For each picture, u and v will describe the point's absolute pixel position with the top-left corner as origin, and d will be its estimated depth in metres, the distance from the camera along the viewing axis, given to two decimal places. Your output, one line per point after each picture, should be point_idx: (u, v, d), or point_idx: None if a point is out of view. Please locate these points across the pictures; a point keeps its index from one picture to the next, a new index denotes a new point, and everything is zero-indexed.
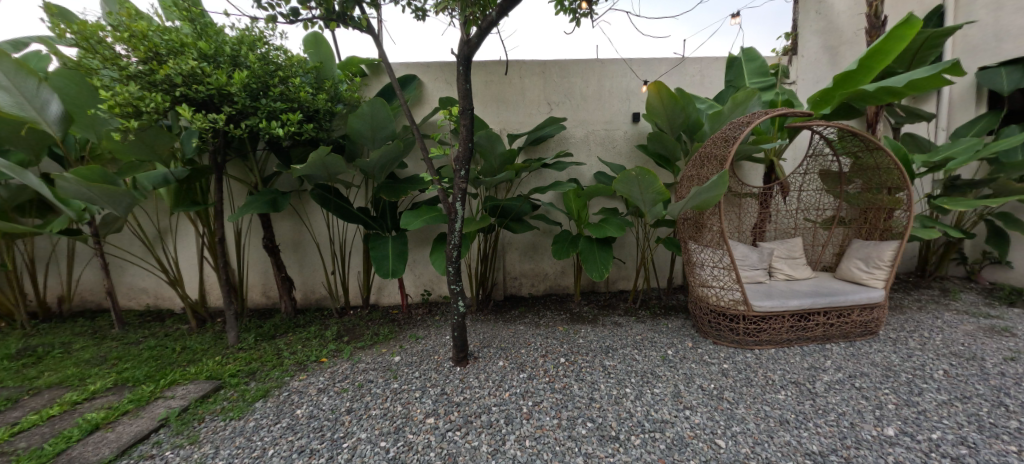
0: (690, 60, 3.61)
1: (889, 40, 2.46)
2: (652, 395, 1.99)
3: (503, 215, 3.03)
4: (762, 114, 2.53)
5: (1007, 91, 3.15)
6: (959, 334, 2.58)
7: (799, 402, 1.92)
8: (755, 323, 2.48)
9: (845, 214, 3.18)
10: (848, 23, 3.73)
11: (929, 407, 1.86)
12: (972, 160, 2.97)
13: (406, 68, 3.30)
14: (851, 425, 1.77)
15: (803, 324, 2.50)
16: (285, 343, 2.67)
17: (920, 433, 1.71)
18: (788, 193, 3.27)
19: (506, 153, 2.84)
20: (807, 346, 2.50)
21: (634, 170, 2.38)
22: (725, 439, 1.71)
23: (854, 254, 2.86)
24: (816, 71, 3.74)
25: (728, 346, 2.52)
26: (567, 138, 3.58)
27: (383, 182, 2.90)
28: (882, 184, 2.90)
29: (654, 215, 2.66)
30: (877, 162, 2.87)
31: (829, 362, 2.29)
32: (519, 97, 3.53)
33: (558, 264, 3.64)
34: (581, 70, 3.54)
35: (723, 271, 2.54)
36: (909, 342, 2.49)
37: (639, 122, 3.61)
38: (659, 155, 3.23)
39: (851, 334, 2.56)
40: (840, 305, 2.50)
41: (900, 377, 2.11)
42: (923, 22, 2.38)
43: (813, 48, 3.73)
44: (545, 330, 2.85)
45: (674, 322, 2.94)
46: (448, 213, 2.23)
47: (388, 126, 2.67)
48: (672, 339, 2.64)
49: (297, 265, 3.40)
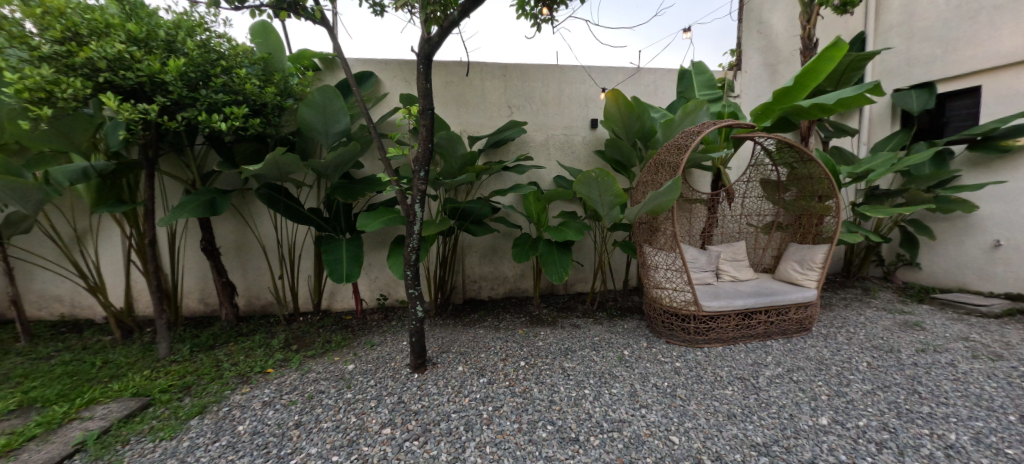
0: (645, 71, 3.76)
1: (820, 61, 2.67)
2: (610, 395, 2.03)
3: (463, 217, 3.01)
4: (711, 123, 2.67)
5: (916, 111, 3.53)
6: (879, 329, 2.85)
7: (744, 397, 2.02)
8: (704, 323, 2.59)
9: (783, 220, 3.42)
10: (785, 43, 4.04)
11: (857, 396, 2.02)
12: (890, 172, 3.29)
13: (362, 63, 3.19)
14: (791, 416, 1.87)
15: (747, 322, 2.65)
16: (225, 354, 2.48)
17: (849, 421, 1.84)
18: (733, 200, 3.48)
19: (467, 154, 2.81)
20: (750, 342, 2.66)
21: (594, 171, 2.44)
22: (679, 435, 1.75)
23: (791, 256, 3.09)
24: (758, 86, 4.01)
25: (679, 345, 2.63)
26: (527, 142, 3.60)
27: (338, 182, 2.79)
28: (814, 192, 3.13)
29: (612, 218, 2.72)
30: (811, 172, 3.10)
31: (770, 357, 2.44)
32: (480, 99, 3.51)
33: (517, 267, 3.66)
34: (541, 75, 3.59)
35: (676, 273, 2.64)
36: (837, 338, 2.72)
37: (597, 128, 3.70)
38: (616, 161, 3.35)
39: (788, 331, 2.75)
40: (780, 304, 2.68)
41: (831, 369, 2.29)
42: (849, 45, 2.61)
43: (755, 65, 4.00)
44: (504, 334, 2.83)
45: (630, 322, 3.04)
46: (407, 214, 2.13)
47: (342, 120, 2.56)
48: (628, 339, 2.72)
49: (240, 270, 3.18)
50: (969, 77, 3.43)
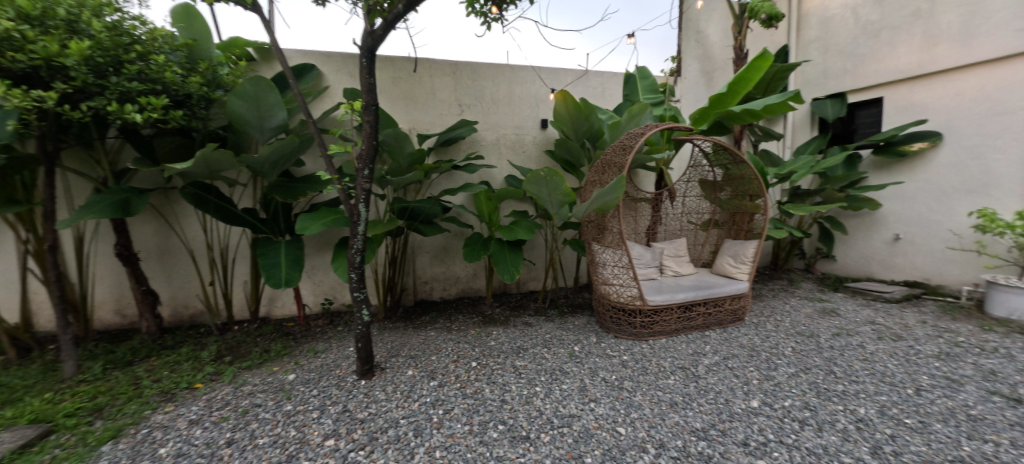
0: (593, 74, 3.87)
1: (749, 70, 2.87)
2: (560, 391, 2.06)
3: (412, 217, 2.94)
4: (654, 125, 2.79)
5: (830, 118, 3.91)
6: (802, 316, 3.11)
7: (685, 385, 2.13)
8: (649, 316, 2.71)
9: (719, 218, 3.64)
10: (720, 52, 4.31)
11: (783, 379, 2.19)
12: (809, 173, 3.61)
13: (302, 55, 3.02)
14: (726, 401, 1.98)
15: (687, 314, 2.80)
16: (146, 370, 2.26)
17: (776, 402, 1.97)
18: (674, 199, 3.68)
19: (416, 152, 2.75)
20: (691, 333, 2.82)
21: (542, 171, 2.48)
22: (625, 425, 1.80)
23: (726, 252, 3.30)
24: (697, 92, 4.25)
25: (627, 339, 2.73)
26: (478, 141, 3.58)
27: (276, 181, 2.63)
28: (746, 192, 3.34)
29: (562, 217, 2.76)
30: (742, 173, 3.30)
31: (708, 347, 2.60)
32: (430, 96, 3.44)
33: (470, 267, 3.63)
34: (492, 74, 3.58)
35: (622, 269, 2.73)
36: (767, 326, 2.94)
37: (548, 128, 3.76)
38: (566, 161, 3.43)
39: (724, 321, 2.93)
40: (717, 296, 2.85)
41: (762, 355, 2.48)
42: (774, 56, 2.82)
43: (694, 72, 4.23)
44: (456, 335, 2.80)
45: (580, 319, 3.11)
46: (350, 215, 2.03)
47: (278, 114, 2.41)
48: (579, 335, 2.79)
49: (164, 277, 2.90)
50: (874, 88, 3.85)
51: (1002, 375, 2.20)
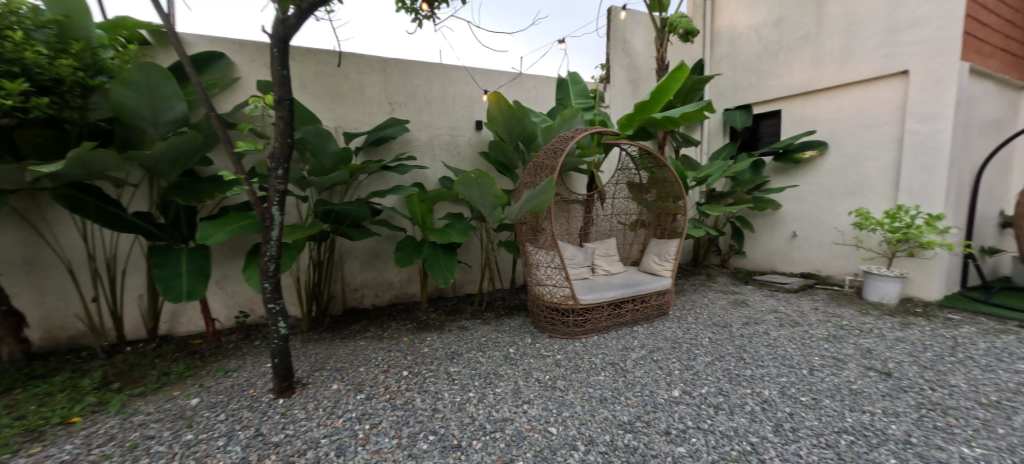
0: (526, 77, 3.92)
1: (668, 80, 3.06)
2: (494, 395, 2.04)
3: (338, 221, 2.78)
4: (583, 129, 2.88)
5: (739, 127, 4.30)
6: (718, 308, 3.38)
7: (614, 380, 2.21)
8: (581, 315, 2.78)
9: (645, 218, 3.85)
10: (644, 62, 4.57)
11: (700, 367, 2.35)
12: (722, 177, 3.94)
13: (209, 42, 2.73)
14: (651, 392, 2.07)
15: (617, 311, 2.91)
16: (3, 406, 1.89)
17: (695, 390, 2.10)
18: (605, 201, 3.83)
19: (340, 151, 2.61)
20: (621, 329, 2.94)
21: (473, 173, 2.46)
22: (557, 425, 1.82)
23: (651, 250, 3.49)
24: (624, 99, 4.47)
25: (561, 338, 2.78)
26: (410, 141, 3.46)
27: (177, 181, 2.35)
28: (669, 194, 3.52)
29: (496, 218, 2.75)
30: (665, 176, 3.49)
31: (636, 341, 2.72)
32: (358, 92, 3.27)
33: (403, 271, 3.51)
34: (424, 73, 3.49)
35: (555, 270, 2.79)
36: (688, 318, 3.15)
37: (482, 129, 3.74)
38: (500, 162, 3.43)
39: (650, 316, 3.10)
40: (643, 292, 3.00)
41: (683, 346, 2.65)
42: (690, 69, 3.03)
43: (621, 79, 4.44)
44: (387, 343, 2.68)
45: (516, 320, 3.12)
46: (263, 219, 1.85)
47: (177, 107, 2.16)
48: (514, 337, 2.79)
49: (31, 294, 2.46)
50: (775, 101, 4.31)
51: (876, 352, 2.54)
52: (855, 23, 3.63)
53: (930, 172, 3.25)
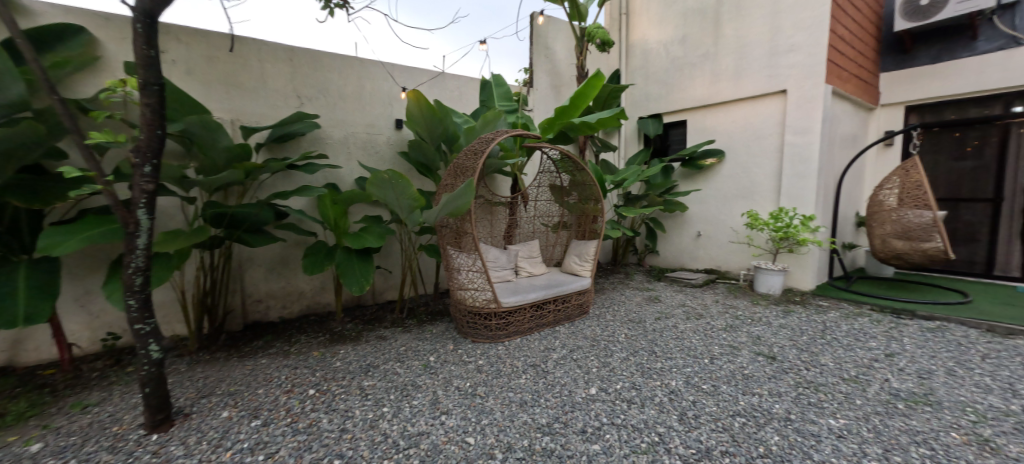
0: (449, 76, 3.84)
1: (586, 87, 3.17)
2: (410, 408, 1.94)
3: (233, 225, 2.49)
4: (504, 132, 2.88)
5: (652, 134, 4.60)
6: (634, 305, 3.58)
7: (535, 382, 2.22)
8: (504, 318, 2.77)
9: (567, 220, 3.96)
10: (565, 68, 4.71)
11: (616, 363, 2.45)
12: (636, 180, 4.17)
13: (62, 14, 2.30)
14: (569, 392, 2.11)
15: (539, 312, 2.95)
16: None
17: (610, 386, 2.17)
18: (528, 203, 3.87)
19: (235, 147, 2.34)
20: (543, 330, 2.97)
21: (386, 173, 2.35)
22: (475, 434, 1.77)
23: (572, 251, 3.59)
24: (546, 103, 4.57)
25: (484, 343, 2.74)
26: (322, 139, 3.21)
27: (13, 179, 1.93)
28: (589, 196, 3.66)
29: (414, 221, 2.62)
30: (585, 179, 3.63)
31: (558, 341, 2.77)
32: (259, 83, 2.96)
33: (315, 279, 3.24)
34: (338, 66, 3.26)
35: (477, 274, 2.74)
36: (606, 316, 3.29)
37: (403, 128, 3.58)
38: (421, 163, 3.32)
39: (571, 316, 3.18)
40: (564, 293, 3.07)
41: (601, 344, 2.74)
42: (605, 77, 3.17)
43: (544, 84, 4.54)
44: (294, 360, 2.44)
45: (438, 326, 3.03)
46: (126, 224, 1.57)
47: (10, 89, 1.77)
48: (436, 344, 2.70)
49: None
50: (681, 112, 4.68)
51: (764, 339, 2.85)
52: (745, 45, 4.06)
53: (804, 179, 3.72)
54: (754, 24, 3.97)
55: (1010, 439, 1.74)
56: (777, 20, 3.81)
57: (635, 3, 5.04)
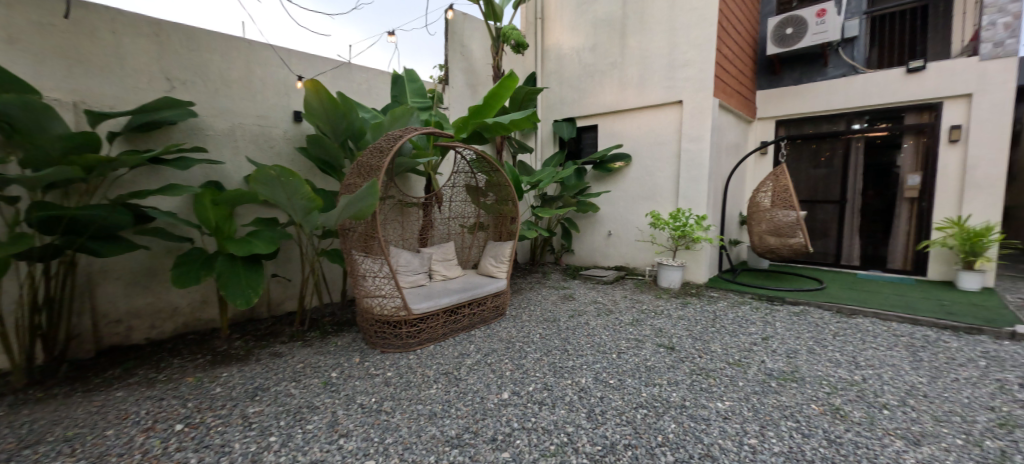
0: (356, 68, 3.58)
1: (500, 88, 3.17)
2: (303, 434, 1.75)
3: (74, 230, 2.05)
4: (414, 130, 2.74)
5: (566, 137, 4.74)
6: (549, 304, 3.64)
7: (446, 392, 2.13)
8: (415, 325, 2.64)
9: (483, 221, 3.91)
10: (481, 68, 4.66)
11: (529, 364, 2.46)
12: (551, 181, 4.26)
13: None
14: (481, 399, 2.06)
15: (453, 317, 2.86)
16: None
17: (523, 389, 2.16)
18: (441, 204, 3.76)
19: (73, 135, 1.93)
20: (458, 335, 2.89)
21: (273, 169, 2.12)
22: (377, 456, 1.64)
23: (488, 252, 3.55)
24: (462, 102, 4.48)
25: (394, 353, 2.58)
26: (201, 130, 2.79)
27: None
28: (505, 197, 3.64)
29: (312, 225, 2.39)
30: (501, 180, 3.60)
31: (472, 346, 2.71)
32: (113, 60, 2.48)
33: (194, 292, 2.81)
34: (220, 47, 2.85)
35: (385, 279, 2.59)
36: (522, 317, 3.30)
37: (302, 122, 3.26)
38: (323, 160, 3.04)
39: (488, 318, 3.14)
40: (479, 295, 3.02)
41: (515, 345, 2.74)
42: (519, 79, 3.19)
43: (460, 82, 4.44)
44: (161, 390, 2.08)
45: (344, 338, 2.80)
46: None
47: None
48: (339, 358, 2.49)
49: None
50: (592, 117, 4.89)
51: (665, 330, 3.06)
52: (647, 57, 4.35)
53: (697, 182, 4.09)
54: (654, 38, 4.28)
55: (854, 406, 2.04)
56: (674, 36, 4.14)
57: (548, 9, 5.16)
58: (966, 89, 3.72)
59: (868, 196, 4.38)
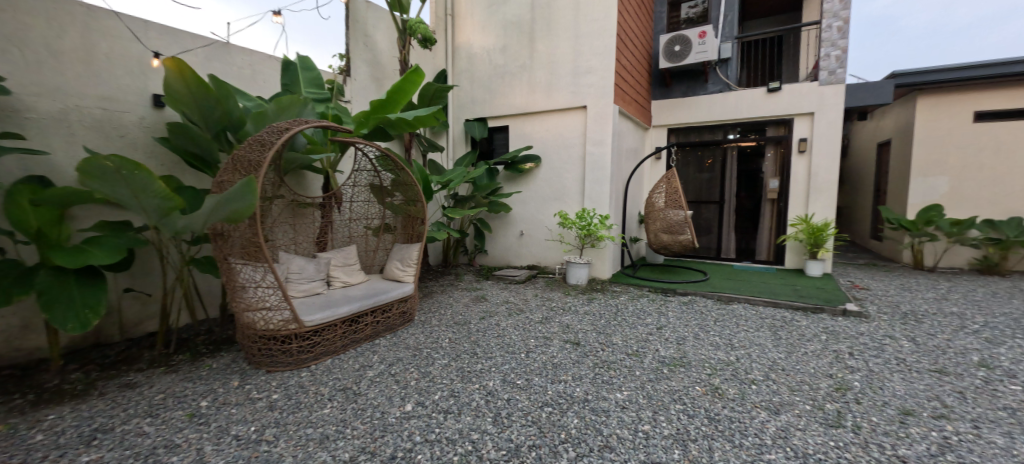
0: (237, 50, 3.15)
1: (405, 82, 3.01)
2: None
3: None
4: (303, 122, 2.48)
5: (477, 137, 4.70)
6: (460, 306, 3.57)
7: (342, 410, 1.94)
8: (308, 339, 2.38)
9: (389, 222, 3.69)
10: (387, 60, 4.42)
11: (436, 371, 2.36)
12: (462, 181, 4.17)
13: None
14: (381, 414, 1.92)
15: (353, 327, 2.64)
16: None
17: (428, 398, 2.06)
18: (340, 205, 3.48)
19: None
20: (360, 346, 2.68)
21: (110, 159, 1.77)
22: None
23: (394, 256, 3.35)
24: (366, 95, 4.20)
25: (283, 371, 2.31)
26: (16, 112, 2.23)
27: None
28: (413, 197, 3.47)
29: (171, 229, 2.06)
30: (408, 179, 3.42)
31: (376, 357, 2.53)
32: None
33: (9, 315, 2.24)
34: (44, 11, 2.32)
35: (269, 290, 2.30)
36: (432, 321, 3.18)
37: (165, 108, 2.78)
38: (191, 153, 2.62)
39: (394, 326, 2.97)
40: (383, 302, 2.83)
41: (422, 352, 2.62)
42: (425, 74, 3.07)
43: (363, 75, 4.16)
44: None
45: (222, 359, 2.44)
46: None
47: None
48: (214, 383, 2.16)
49: None
50: (503, 117, 4.92)
51: (572, 326, 3.16)
52: (554, 62, 4.49)
53: (600, 184, 4.32)
54: (560, 44, 4.43)
55: (730, 384, 2.29)
56: (579, 44, 4.32)
57: (459, 6, 5.07)
58: (809, 108, 4.42)
59: (742, 198, 5.01)
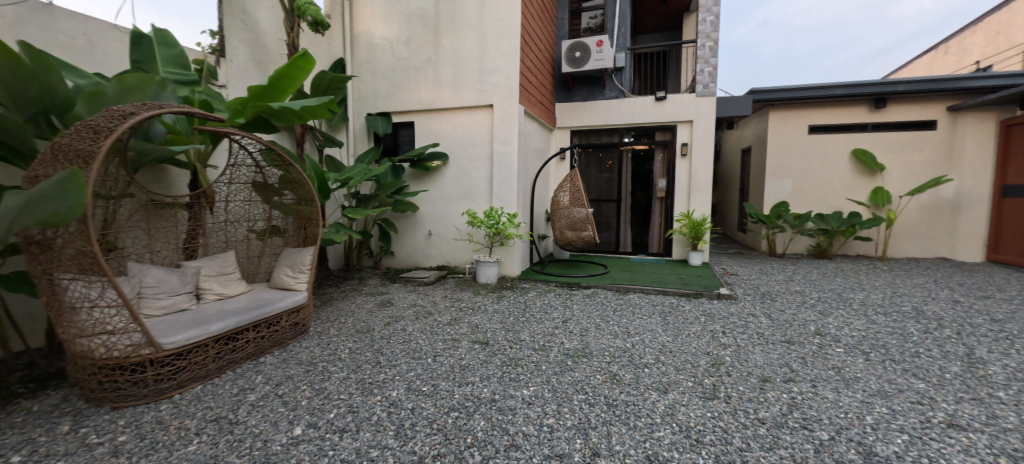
0: (65, 15, 2.55)
1: (289, 68, 2.68)
2: None
3: None
4: (154, 106, 2.09)
5: (381, 132, 4.45)
6: (363, 313, 3.34)
7: (213, 445, 1.68)
8: (168, 365, 2.02)
9: (277, 223, 3.29)
10: (273, 43, 3.96)
11: (332, 386, 2.16)
12: (363, 179, 3.89)
13: None
14: (264, 443, 1.69)
15: (230, 346, 2.30)
16: None
17: (321, 418, 1.87)
18: (212, 205, 3.03)
19: None
20: (240, 366, 2.35)
21: None
22: None
23: (282, 262, 2.99)
24: (246, 81, 3.72)
25: (135, 406, 1.94)
26: None
27: None
28: (306, 197, 3.14)
29: None
30: (299, 176, 3.08)
31: (260, 377, 2.24)
32: None
33: None
34: None
35: (110, 309, 1.92)
36: (329, 331, 2.93)
37: None
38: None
39: (283, 340, 2.66)
40: (268, 315, 2.51)
41: (318, 367, 2.39)
42: (316, 61, 2.77)
43: (242, 57, 3.68)
44: None
45: (48, 398, 1.97)
46: None
47: None
48: (32, 431, 1.73)
49: None
50: (407, 113, 4.72)
51: (481, 326, 3.14)
52: (459, 59, 4.42)
53: (507, 183, 4.36)
54: (465, 42, 4.37)
55: (626, 369, 2.45)
56: (484, 43, 4.31)
57: None
58: (688, 116, 4.96)
59: (636, 196, 5.45)
